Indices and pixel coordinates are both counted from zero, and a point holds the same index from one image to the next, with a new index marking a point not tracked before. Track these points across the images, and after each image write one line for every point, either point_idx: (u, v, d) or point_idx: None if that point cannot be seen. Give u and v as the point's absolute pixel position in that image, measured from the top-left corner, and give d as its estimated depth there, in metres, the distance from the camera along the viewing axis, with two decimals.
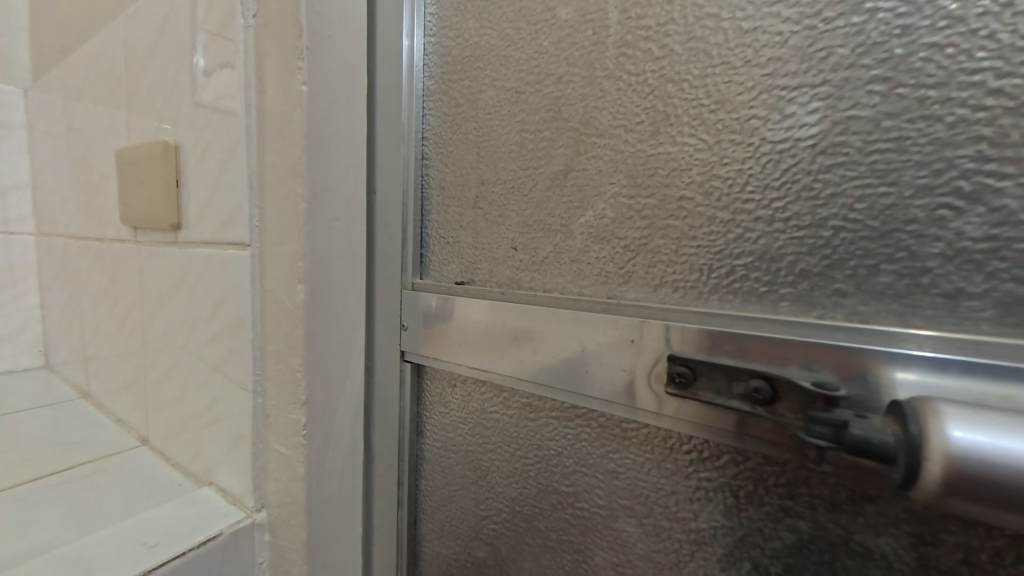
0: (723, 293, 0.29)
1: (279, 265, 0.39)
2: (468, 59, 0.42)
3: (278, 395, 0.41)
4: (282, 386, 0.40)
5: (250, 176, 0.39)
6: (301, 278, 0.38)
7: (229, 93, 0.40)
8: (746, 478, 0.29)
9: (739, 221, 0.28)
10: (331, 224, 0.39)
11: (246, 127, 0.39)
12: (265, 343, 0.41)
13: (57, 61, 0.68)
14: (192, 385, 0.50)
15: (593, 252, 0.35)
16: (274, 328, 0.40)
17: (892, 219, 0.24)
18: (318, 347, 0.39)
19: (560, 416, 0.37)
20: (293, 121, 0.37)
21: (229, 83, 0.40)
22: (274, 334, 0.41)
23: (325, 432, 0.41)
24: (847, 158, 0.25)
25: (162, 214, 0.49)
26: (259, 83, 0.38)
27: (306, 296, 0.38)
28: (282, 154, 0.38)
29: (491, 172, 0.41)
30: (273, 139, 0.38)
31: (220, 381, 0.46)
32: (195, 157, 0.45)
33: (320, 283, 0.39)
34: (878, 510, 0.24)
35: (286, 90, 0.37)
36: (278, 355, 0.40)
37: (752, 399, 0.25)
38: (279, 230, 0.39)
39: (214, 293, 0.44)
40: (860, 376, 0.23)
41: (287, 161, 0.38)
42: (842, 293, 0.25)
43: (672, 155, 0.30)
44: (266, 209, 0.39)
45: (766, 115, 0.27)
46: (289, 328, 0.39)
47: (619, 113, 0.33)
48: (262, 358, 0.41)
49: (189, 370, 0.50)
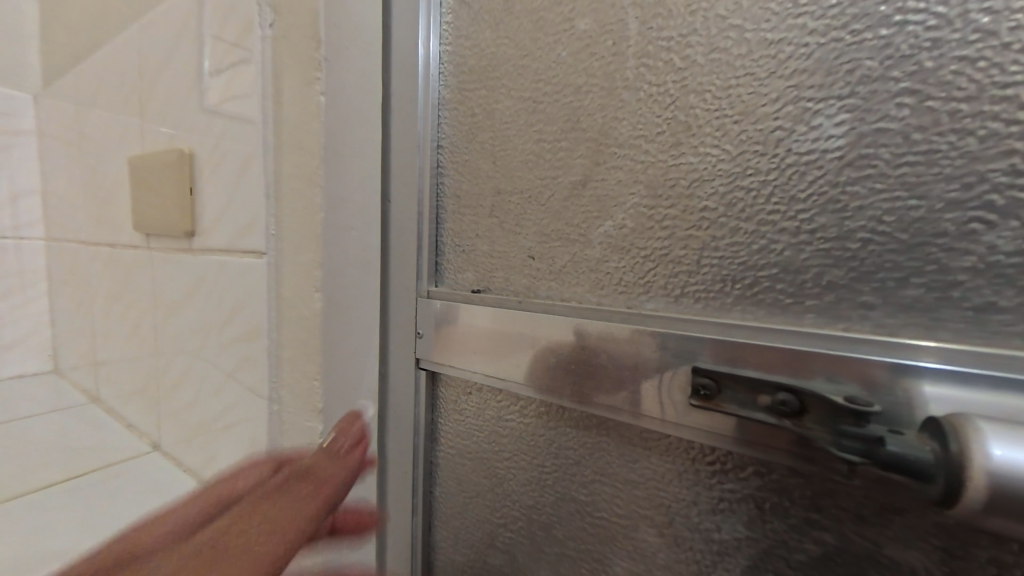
0: (747, 304, 0.29)
1: (296, 275, 0.40)
2: (485, 68, 0.41)
3: (296, 403, 0.42)
4: (299, 392, 0.41)
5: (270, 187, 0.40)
6: (318, 287, 0.39)
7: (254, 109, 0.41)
8: (770, 490, 0.28)
9: (762, 232, 0.28)
10: (344, 230, 0.40)
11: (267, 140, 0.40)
12: (282, 352, 0.42)
13: (70, 68, 0.69)
14: (206, 392, 0.50)
15: (611, 262, 0.35)
16: (291, 336, 0.41)
17: (921, 231, 0.24)
18: (336, 353, 0.40)
19: (578, 425, 0.37)
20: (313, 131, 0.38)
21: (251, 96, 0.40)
22: (291, 345, 0.41)
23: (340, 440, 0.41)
24: (875, 170, 0.25)
25: (175, 222, 0.49)
26: (278, 96, 0.39)
27: (324, 304, 0.39)
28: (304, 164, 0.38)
29: (507, 181, 0.40)
30: (290, 149, 0.39)
31: (236, 390, 0.46)
32: (211, 166, 0.45)
33: (334, 291, 0.39)
34: (906, 523, 0.24)
35: (302, 101, 0.38)
36: (293, 362, 0.41)
37: (779, 412, 0.25)
38: (301, 238, 0.40)
39: (231, 303, 0.44)
40: (889, 390, 0.23)
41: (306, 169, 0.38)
42: (870, 305, 0.25)
43: (694, 165, 0.30)
44: (287, 219, 0.40)
45: (791, 127, 0.27)
46: (305, 336, 0.40)
47: (638, 124, 0.33)
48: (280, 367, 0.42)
49: (204, 376, 0.50)
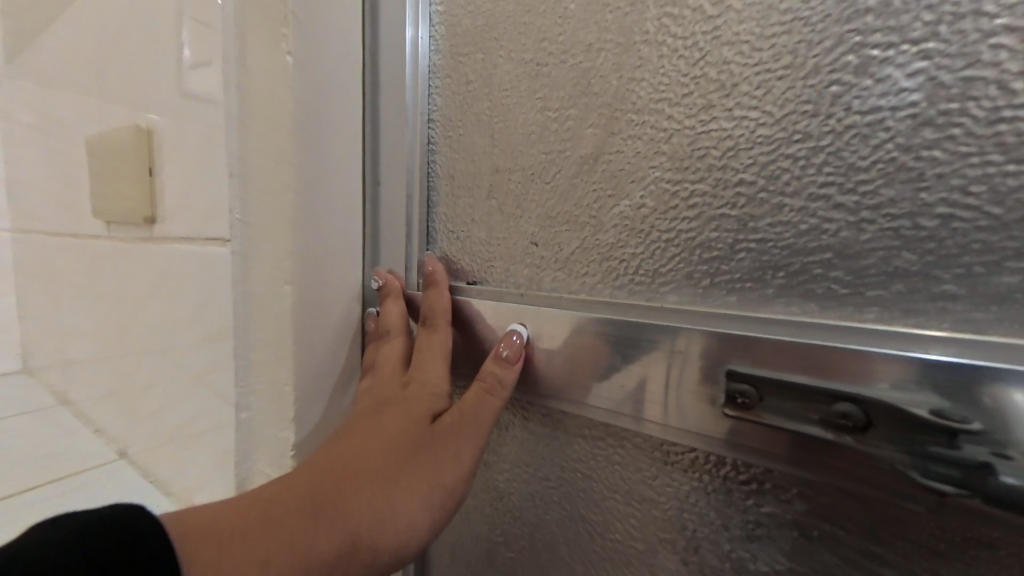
0: (793, 296, 0.24)
1: (268, 266, 0.36)
2: (480, 29, 0.36)
3: (272, 393, 0.37)
4: (276, 378, 0.37)
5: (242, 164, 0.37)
6: (290, 278, 0.36)
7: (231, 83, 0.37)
8: (819, 516, 0.24)
9: (813, 210, 0.23)
10: (324, 194, 0.36)
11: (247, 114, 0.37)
12: (258, 340, 0.37)
13: (30, 43, 0.63)
14: (179, 392, 0.46)
15: (628, 248, 0.30)
16: (265, 314, 0.37)
17: (1021, 204, 0.19)
18: (309, 353, 0.37)
19: (587, 435, 0.33)
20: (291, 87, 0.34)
21: (229, 65, 0.37)
22: (262, 346, 0.37)
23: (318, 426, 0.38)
24: (960, 130, 0.20)
25: (135, 207, 0.44)
26: (255, 63, 0.35)
27: (295, 300, 0.36)
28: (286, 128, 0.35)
29: (507, 158, 0.36)
30: (259, 125, 0.36)
31: (216, 387, 0.43)
32: (185, 144, 0.41)
33: (314, 263, 0.36)
34: (994, 560, 0.20)
35: (271, 71, 0.35)
36: (264, 364, 0.37)
37: (836, 426, 0.21)
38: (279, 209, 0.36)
39: (206, 290, 0.41)
40: (977, 403, 0.18)
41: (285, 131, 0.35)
42: (952, 297, 0.20)
43: (727, 132, 0.26)
44: (261, 198, 0.36)
45: (851, 81, 0.22)
46: (276, 334, 0.37)
47: (661, 85, 0.28)
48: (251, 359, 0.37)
49: (172, 377, 0.46)
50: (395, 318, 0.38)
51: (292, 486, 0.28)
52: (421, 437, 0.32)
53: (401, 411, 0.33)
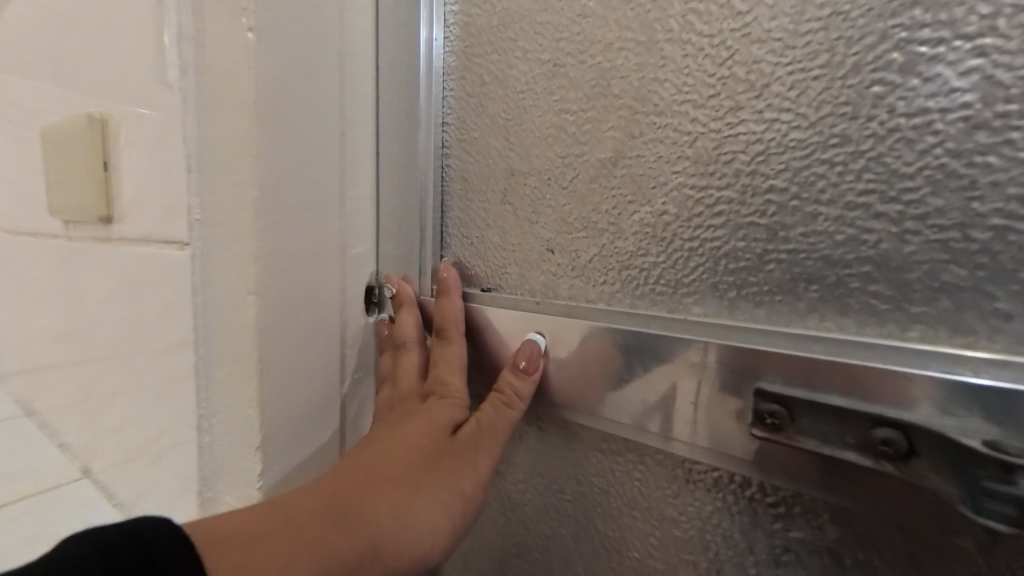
0: (827, 311, 0.23)
1: (230, 271, 0.33)
2: (496, 28, 0.35)
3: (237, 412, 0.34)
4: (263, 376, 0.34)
5: (207, 143, 0.32)
6: (256, 284, 0.33)
7: (196, 51, 0.32)
8: (853, 545, 0.23)
9: (851, 219, 0.22)
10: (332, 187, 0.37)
11: (213, 86, 0.32)
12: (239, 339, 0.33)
13: None
14: (141, 406, 0.43)
15: (648, 256, 0.29)
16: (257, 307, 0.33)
17: None
18: (283, 365, 0.34)
19: (605, 448, 0.32)
20: (303, 69, 0.34)
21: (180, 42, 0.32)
22: (224, 361, 0.34)
23: (323, 423, 0.38)
24: (1018, 134, 0.18)
25: (86, 205, 0.40)
26: (220, 41, 0.32)
27: (269, 307, 0.33)
28: (282, 105, 0.32)
29: (523, 161, 0.35)
30: (221, 107, 0.32)
31: (179, 400, 0.39)
32: (137, 133, 0.37)
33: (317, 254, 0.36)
34: None
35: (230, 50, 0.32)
36: (229, 378, 0.34)
37: (877, 453, 0.20)
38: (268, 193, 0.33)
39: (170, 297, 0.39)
40: None
41: (273, 107, 0.32)
42: (1006, 315, 0.19)
43: (757, 135, 0.24)
44: (227, 193, 0.33)
45: (896, 80, 0.20)
46: (240, 346, 0.33)
47: (685, 85, 0.26)
48: (230, 357, 0.34)
49: (140, 388, 0.42)
50: (411, 327, 0.38)
51: (314, 494, 0.27)
52: (441, 448, 0.31)
53: (420, 420, 0.33)
